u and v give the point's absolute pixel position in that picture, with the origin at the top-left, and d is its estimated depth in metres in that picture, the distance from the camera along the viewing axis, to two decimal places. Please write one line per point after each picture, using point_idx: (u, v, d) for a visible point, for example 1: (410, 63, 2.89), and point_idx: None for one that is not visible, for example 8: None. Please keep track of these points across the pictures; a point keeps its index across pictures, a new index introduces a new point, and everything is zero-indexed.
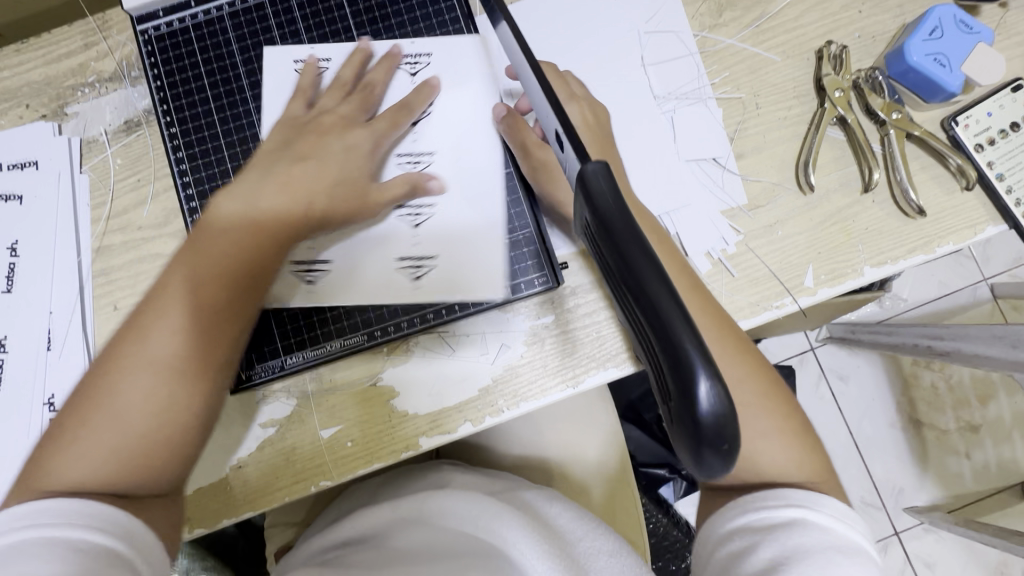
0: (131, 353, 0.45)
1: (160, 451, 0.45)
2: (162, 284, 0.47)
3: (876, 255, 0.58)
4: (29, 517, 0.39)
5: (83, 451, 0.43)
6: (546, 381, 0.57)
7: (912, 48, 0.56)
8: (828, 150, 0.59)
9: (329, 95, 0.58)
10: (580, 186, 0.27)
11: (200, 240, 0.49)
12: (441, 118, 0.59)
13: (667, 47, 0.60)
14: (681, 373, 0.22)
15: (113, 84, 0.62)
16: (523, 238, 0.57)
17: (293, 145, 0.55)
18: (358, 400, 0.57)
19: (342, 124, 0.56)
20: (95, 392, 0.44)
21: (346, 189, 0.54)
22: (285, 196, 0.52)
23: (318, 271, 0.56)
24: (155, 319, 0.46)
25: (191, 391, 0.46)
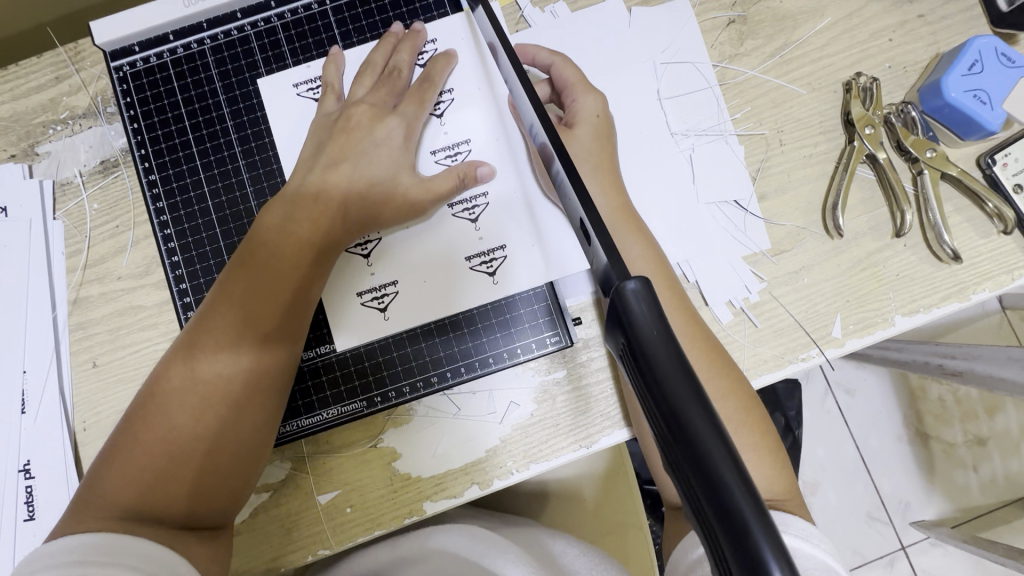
0: (173, 392, 0.46)
1: (201, 494, 0.45)
2: (202, 327, 0.47)
3: (907, 303, 0.55)
4: (75, 552, 0.40)
5: (125, 489, 0.44)
6: (558, 441, 0.54)
7: (950, 83, 0.52)
8: (857, 190, 0.55)
9: (359, 82, 0.53)
10: (619, 310, 0.24)
11: (241, 270, 0.48)
12: (465, 107, 0.54)
13: (686, 79, 0.56)
14: (748, 562, 0.19)
15: (88, 121, 0.57)
16: (534, 293, 0.54)
17: (327, 145, 0.51)
18: (358, 463, 0.54)
19: (376, 117, 0.52)
20: (140, 433, 0.45)
21: (386, 192, 0.51)
22: (321, 205, 0.49)
23: (388, 295, 0.53)
24: (194, 359, 0.47)
25: (228, 436, 0.46)
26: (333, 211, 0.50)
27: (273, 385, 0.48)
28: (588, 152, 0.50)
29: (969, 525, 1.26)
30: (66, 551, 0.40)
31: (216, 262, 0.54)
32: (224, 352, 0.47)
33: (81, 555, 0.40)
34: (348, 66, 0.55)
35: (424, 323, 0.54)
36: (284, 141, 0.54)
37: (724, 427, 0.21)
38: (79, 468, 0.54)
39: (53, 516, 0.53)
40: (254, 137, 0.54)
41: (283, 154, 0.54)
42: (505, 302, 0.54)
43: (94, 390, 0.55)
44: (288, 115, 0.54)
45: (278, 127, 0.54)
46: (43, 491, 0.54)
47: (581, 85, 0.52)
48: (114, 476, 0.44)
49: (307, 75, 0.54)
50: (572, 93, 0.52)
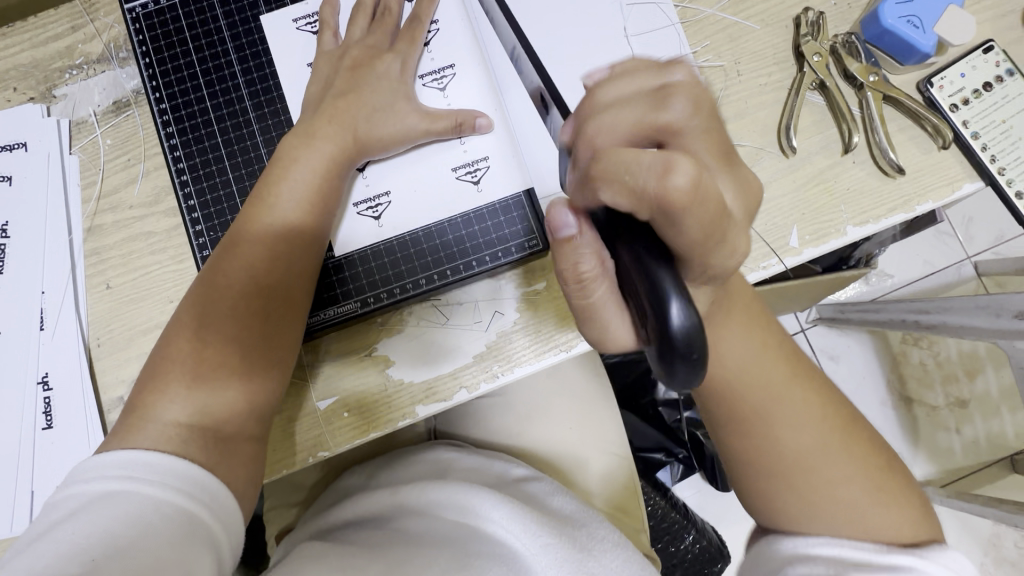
0: (216, 297, 0.50)
1: (238, 399, 0.49)
2: (240, 240, 0.51)
3: (858, 215, 0.59)
4: (121, 467, 0.43)
5: (171, 389, 0.48)
6: (539, 346, 0.58)
7: (886, 11, 0.57)
8: (809, 114, 0.61)
9: (355, 22, 0.58)
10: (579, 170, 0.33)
11: (240, 246, 0.51)
12: (449, 37, 0.59)
13: (649, 18, 0.62)
14: (658, 297, 0.27)
15: (101, 65, 0.62)
16: (512, 204, 0.58)
17: (335, 82, 0.56)
18: (356, 373, 0.58)
19: (376, 53, 0.57)
20: (184, 336, 0.49)
21: (387, 114, 0.55)
22: (335, 129, 0.54)
23: (382, 205, 0.58)
24: (236, 267, 0.50)
25: (266, 346, 0.50)
26: (338, 135, 0.54)
27: (274, 356, 0.51)
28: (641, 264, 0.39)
29: (953, 484, 1.29)
30: (113, 465, 0.43)
31: (221, 182, 0.59)
32: (231, 324, 0.49)
33: (129, 471, 0.43)
34: (342, 8, 0.60)
35: (413, 232, 0.58)
36: (286, 73, 0.59)
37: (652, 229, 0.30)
38: (94, 381, 0.58)
39: (69, 426, 0.57)
40: (254, 69, 0.59)
41: (284, 85, 0.59)
42: (487, 212, 0.58)
43: (108, 309, 0.59)
44: (286, 50, 0.59)
45: (277, 59, 0.59)
46: (59, 404, 0.57)
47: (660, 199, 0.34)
48: (163, 378, 0.48)
49: (306, 12, 0.60)
50: (669, 102, 0.35)
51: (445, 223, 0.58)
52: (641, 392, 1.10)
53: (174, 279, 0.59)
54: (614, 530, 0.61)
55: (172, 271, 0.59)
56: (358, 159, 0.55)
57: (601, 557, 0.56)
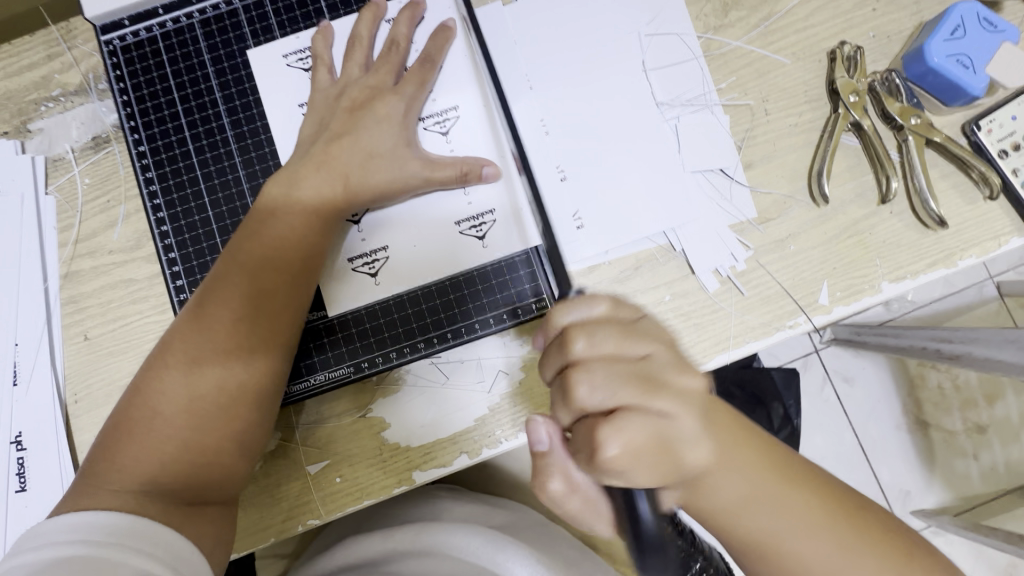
0: (191, 339, 0.46)
1: (214, 449, 0.46)
2: (220, 278, 0.48)
3: (895, 269, 0.55)
4: (82, 531, 0.40)
5: (144, 440, 0.45)
6: (546, 410, 0.54)
7: (932, 48, 0.52)
8: (843, 158, 0.56)
9: (350, 59, 0.53)
10: None
11: (236, 253, 0.48)
12: (456, 76, 0.54)
13: (670, 51, 0.57)
14: None
15: (80, 98, 0.58)
16: (522, 260, 0.54)
17: (329, 127, 0.52)
18: (347, 436, 0.54)
19: (375, 95, 0.52)
20: (158, 380, 0.46)
21: (383, 162, 0.51)
22: (323, 175, 0.50)
23: (378, 260, 0.54)
24: (215, 305, 0.47)
25: (246, 390, 0.47)
26: (332, 184, 0.50)
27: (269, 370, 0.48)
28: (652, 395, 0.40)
29: (970, 513, 1.24)
30: (69, 529, 0.41)
31: (203, 231, 0.55)
32: (224, 333, 0.46)
33: (84, 534, 0.40)
34: (337, 40, 0.55)
35: (410, 290, 0.54)
36: (275, 113, 0.55)
37: None
38: (70, 440, 0.54)
39: (45, 488, 0.54)
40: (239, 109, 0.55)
41: (272, 125, 0.55)
42: (492, 268, 0.54)
43: (86, 362, 0.55)
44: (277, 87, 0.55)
45: (264, 98, 0.55)
46: (34, 464, 0.54)
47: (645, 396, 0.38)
48: (134, 430, 0.45)
49: (297, 46, 0.55)
50: None
51: (447, 277, 0.54)
52: None
53: (156, 331, 0.55)
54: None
55: (153, 323, 0.55)
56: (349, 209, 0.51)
57: None
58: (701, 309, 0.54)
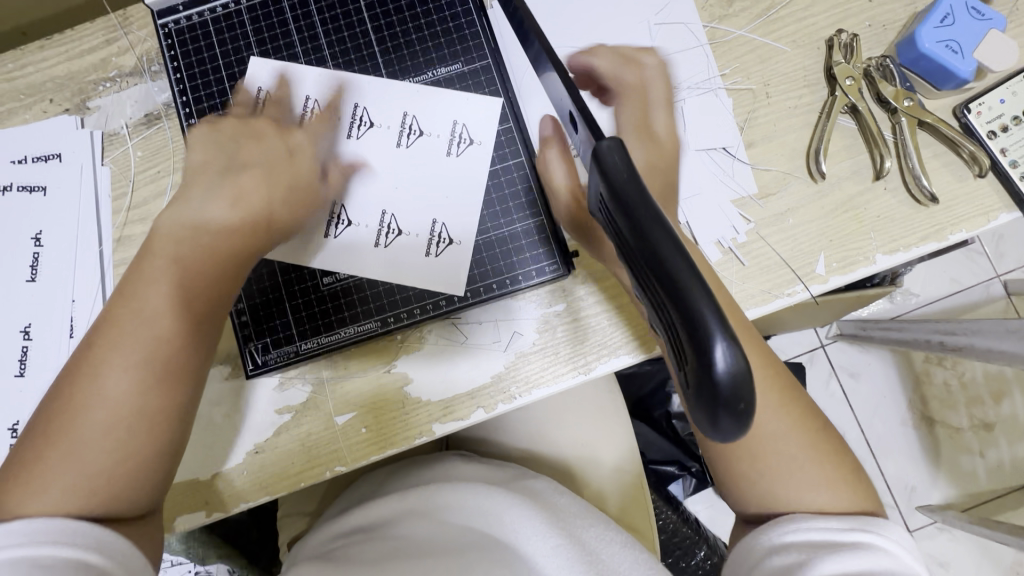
0: (98, 360, 0.44)
1: (130, 469, 0.43)
2: (140, 287, 0.46)
3: (888, 243, 0.58)
4: (13, 536, 0.39)
5: (47, 466, 0.42)
6: (557, 368, 0.58)
7: (923, 34, 0.56)
8: (839, 138, 0.59)
9: (318, 112, 0.59)
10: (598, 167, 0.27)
11: (169, 242, 0.48)
12: (454, 87, 0.60)
13: (677, 38, 0.61)
14: (701, 339, 0.23)
15: (134, 78, 0.63)
16: (534, 226, 0.58)
17: (246, 151, 0.54)
18: (373, 388, 0.58)
19: (286, 129, 0.57)
20: (72, 398, 0.43)
21: (297, 185, 0.54)
22: (224, 186, 0.51)
23: (443, 244, 0.58)
24: (124, 324, 0.45)
25: (161, 415, 0.44)
26: (270, 192, 0.53)
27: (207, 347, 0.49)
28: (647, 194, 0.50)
29: (976, 510, 1.25)
30: (3, 537, 0.39)
31: None
32: (146, 341, 0.45)
33: (16, 539, 0.39)
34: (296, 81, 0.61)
35: (433, 252, 0.58)
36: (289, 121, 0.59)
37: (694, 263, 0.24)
38: None
39: None
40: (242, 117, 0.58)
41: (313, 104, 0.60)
42: (509, 234, 0.58)
43: None
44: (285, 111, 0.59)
45: (303, 79, 0.60)
46: None
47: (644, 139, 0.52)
48: (47, 453, 0.42)
49: (338, 34, 0.61)
50: None
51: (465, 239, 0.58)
52: (652, 403, 1.08)
53: None
54: (618, 530, 0.61)
55: None
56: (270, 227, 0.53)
57: (606, 557, 0.56)
58: None
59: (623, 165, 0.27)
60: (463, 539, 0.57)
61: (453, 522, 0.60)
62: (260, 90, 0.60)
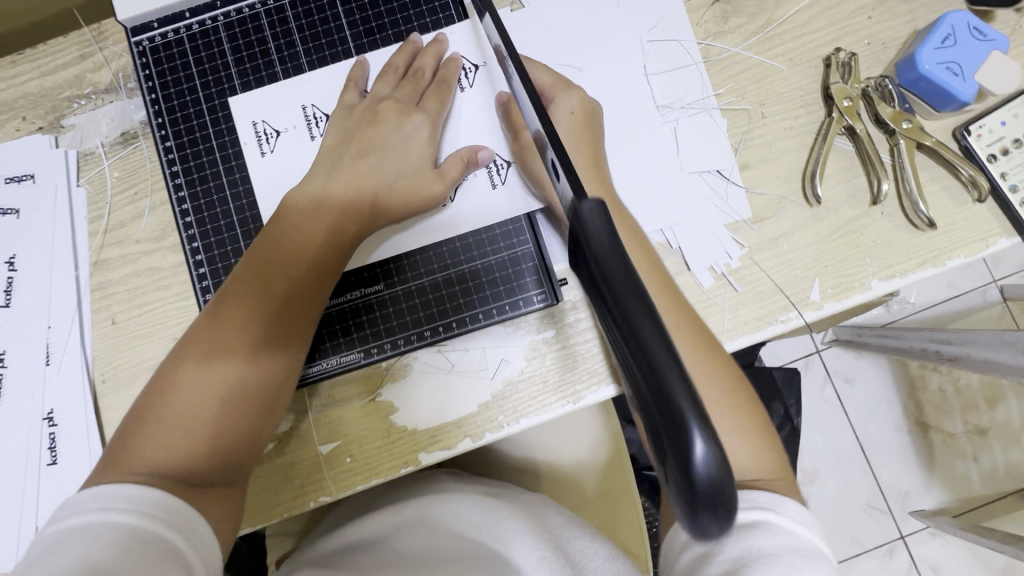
0: (212, 338, 0.48)
1: (225, 440, 0.47)
2: (263, 273, 0.50)
3: (884, 268, 0.57)
4: (102, 499, 0.42)
5: (158, 431, 0.46)
6: (545, 397, 0.57)
7: (923, 56, 0.54)
8: (836, 160, 0.58)
9: (383, 82, 0.56)
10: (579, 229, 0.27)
11: (297, 215, 0.52)
12: (466, 97, 0.58)
13: (671, 56, 0.59)
14: (679, 427, 0.23)
15: (110, 95, 0.61)
16: (523, 255, 0.57)
17: (354, 140, 0.55)
18: (358, 417, 0.57)
19: (402, 111, 0.55)
20: (182, 371, 0.47)
21: (412, 182, 0.54)
22: (372, 170, 0.54)
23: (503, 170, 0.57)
24: (234, 310, 0.49)
25: (255, 393, 0.48)
26: (334, 185, 0.53)
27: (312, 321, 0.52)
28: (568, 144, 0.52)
29: (968, 515, 1.25)
30: (99, 497, 0.42)
31: (225, 225, 0.58)
32: (248, 326, 0.48)
33: (105, 501, 0.42)
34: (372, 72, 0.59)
35: (419, 281, 0.57)
36: (299, 147, 0.57)
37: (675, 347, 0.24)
38: (98, 419, 0.57)
39: (73, 463, 0.57)
40: (256, 159, 0.58)
41: (290, 125, 0.58)
42: (496, 261, 0.57)
43: (114, 345, 0.58)
44: (295, 138, 0.58)
45: (282, 97, 0.58)
46: (64, 439, 0.57)
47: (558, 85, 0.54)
48: (150, 425, 0.46)
49: (319, 51, 0.59)
50: None
51: (450, 267, 0.57)
52: None
53: (179, 317, 0.58)
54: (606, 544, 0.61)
55: (176, 308, 0.59)
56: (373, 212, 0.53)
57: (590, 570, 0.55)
58: (696, 304, 0.57)
59: (606, 233, 0.27)
60: (459, 549, 0.57)
61: (449, 532, 0.59)
62: (260, 124, 0.58)
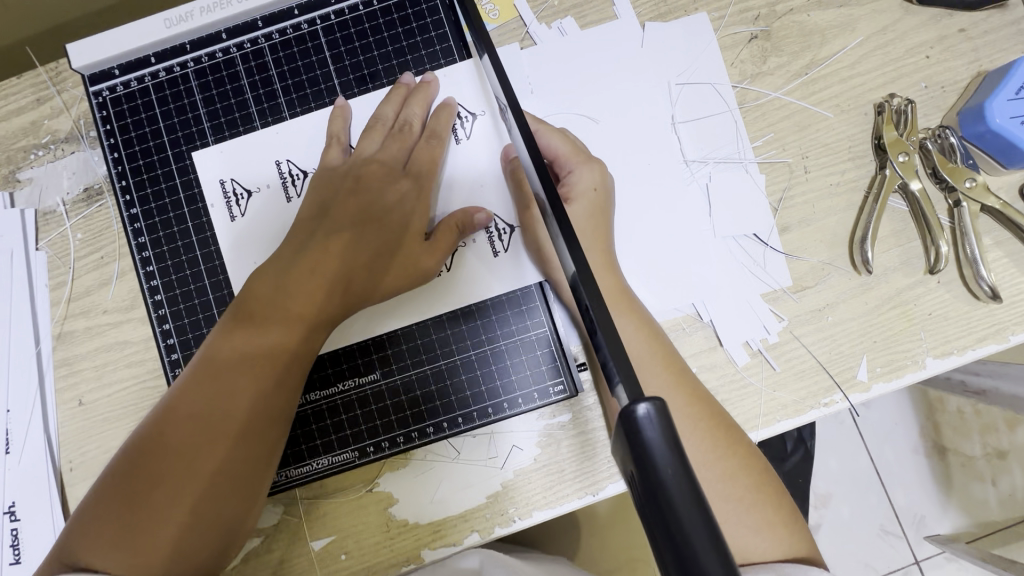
0: (186, 415, 0.43)
1: (196, 534, 0.41)
2: (242, 340, 0.44)
3: (940, 344, 0.51)
4: None
5: (120, 521, 0.41)
6: (562, 489, 0.50)
7: (994, 108, 0.47)
8: (888, 222, 0.52)
9: (368, 137, 0.49)
10: (628, 436, 0.20)
11: (283, 278, 0.46)
12: (457, 156, 0.51)
13: (703, 102, 0.52)
14: None
15: (71, 145, 0.54)
16: (536, 337, 0.51)
17: (331, 211, 0.48)
18: (355, 510, 0.51)
19: (388, 178, 0.49)
20: (152, 452, 0.42)
21: (399, 261, 0.48)
22: (353, 245, 0.47)
23: (505, 235, 0.51)
24: (211, 382, 0.43)
25: (234, 478, 0.43)
26: (305, 265, 0.46)
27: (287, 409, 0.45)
28: (580, 231, 0.46)
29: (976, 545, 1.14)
30: None
31: (200, 301, 0.52)
32: (226, 401, 0.43)
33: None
34: (355, 117, 0.52)
35: (419, 372, 0.51)
36: (272, 208, 0.51)
37: None
38: (65, 512, 0.52)
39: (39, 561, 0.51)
40: (224, 223, 0.51)
41: (271, 189, 0.51)
42: (505, 345, 0.51)
43: (81, 429, 0.52)
44: (267, 200, 0.51)
45: (262, 156, 0.51)
46: (30, 534, 0.52)
47: (578, 155, 0.48)
48: (113, 515, 0.41)
49: (303, 100, 0.51)
50: None
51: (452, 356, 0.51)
52: None
53: (153, 399, 0.52)
54: None
55: (150, 388, 0.53)
56: (350, 294, 0.47)
57: None
58: (730, 384, 0.51)
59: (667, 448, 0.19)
60: None
61: None
62: (228, 183, 0.51)
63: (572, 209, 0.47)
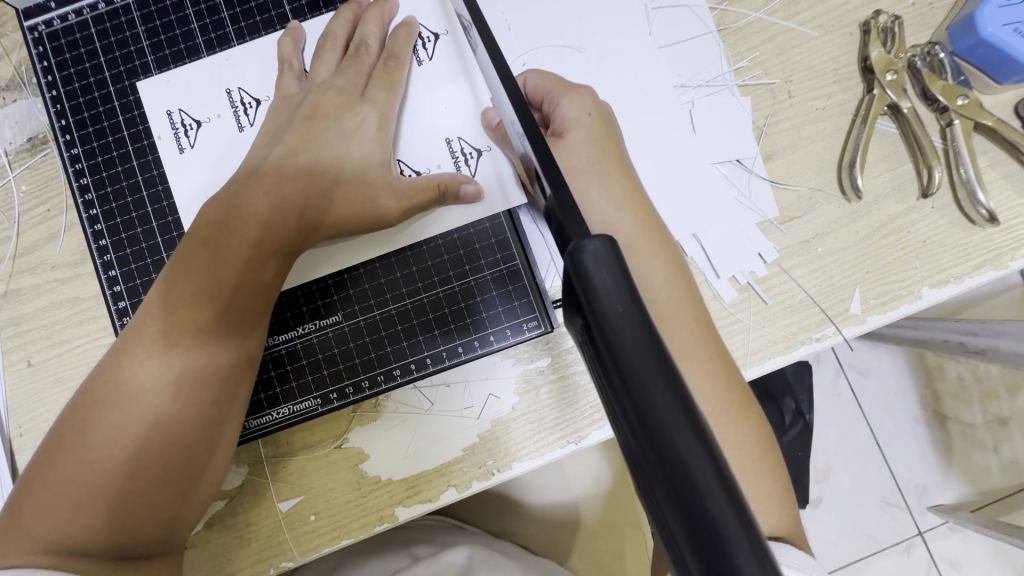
0: (126, 367, 0.40)
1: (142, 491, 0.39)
2: (187, 284, 0.41)
3: (936, 272, 0.48)
4: None
5: (63, 477, 0.38)
6: (542, 436, 0.48)
7: (986, 16, 0.45)
8: (877, 146, 0.49)
9: (321, 62, 0.47)
10: (575, 276, 0.21)
11: (228, 213, 0.43)
12: (418, 80, 0.48)
13: (682, 24, 0.50)
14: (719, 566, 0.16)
15: (13, 92, 0.50)
16: (508, 273, 0.48)
17: (285, 138, 0.45)
18: (325, 468, 0.48)
19: (343, 104, 0.46)
20: (94, 404, 0.40)
21: (354, 188, 0.45)
22: (306, 173, 0.44)
23: (472, 159, 0.48)
24: (153, 330, 0.40)
25: (177, 433, 0.40)
26: (255, 194, 0.43)
27: (257, 351, 0.44)
28: (588, 160, 0.43)
29: None
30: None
31: (148, 246, 0.49)
32: (167, 349, 0.40)
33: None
34: (308, 41, 0.49)
35: (385, 312, 0.48)
36: (222, 140, 0.49)
37: (708, 438, 0.18)
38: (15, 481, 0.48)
39: None
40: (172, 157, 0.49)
41: (220, 122, 0.49)
42: (476, 282, 0.48)
43: (29, 392, 0.49)
44: (218, 130, 0.49)
45: (209, 88, 0.49)
46: None
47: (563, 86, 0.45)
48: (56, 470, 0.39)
49: (253, 29, 0.49)
50: None
51: (419, 294, 0.48)
52: None
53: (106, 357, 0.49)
54: None
55: (102, 346, 0.49)
56: (303, 225, 0.44)
57: None
58: (716, 321, 0.48)
59: (613, 282, 0.20)
60: None
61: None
62: (176, 114, 0.49)
63: (573, 140, 0.43)
